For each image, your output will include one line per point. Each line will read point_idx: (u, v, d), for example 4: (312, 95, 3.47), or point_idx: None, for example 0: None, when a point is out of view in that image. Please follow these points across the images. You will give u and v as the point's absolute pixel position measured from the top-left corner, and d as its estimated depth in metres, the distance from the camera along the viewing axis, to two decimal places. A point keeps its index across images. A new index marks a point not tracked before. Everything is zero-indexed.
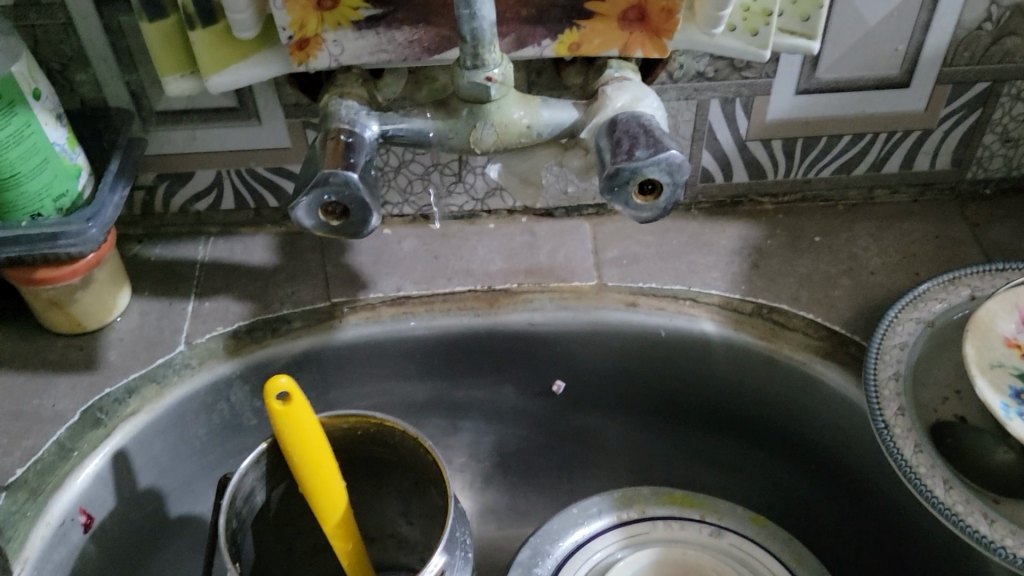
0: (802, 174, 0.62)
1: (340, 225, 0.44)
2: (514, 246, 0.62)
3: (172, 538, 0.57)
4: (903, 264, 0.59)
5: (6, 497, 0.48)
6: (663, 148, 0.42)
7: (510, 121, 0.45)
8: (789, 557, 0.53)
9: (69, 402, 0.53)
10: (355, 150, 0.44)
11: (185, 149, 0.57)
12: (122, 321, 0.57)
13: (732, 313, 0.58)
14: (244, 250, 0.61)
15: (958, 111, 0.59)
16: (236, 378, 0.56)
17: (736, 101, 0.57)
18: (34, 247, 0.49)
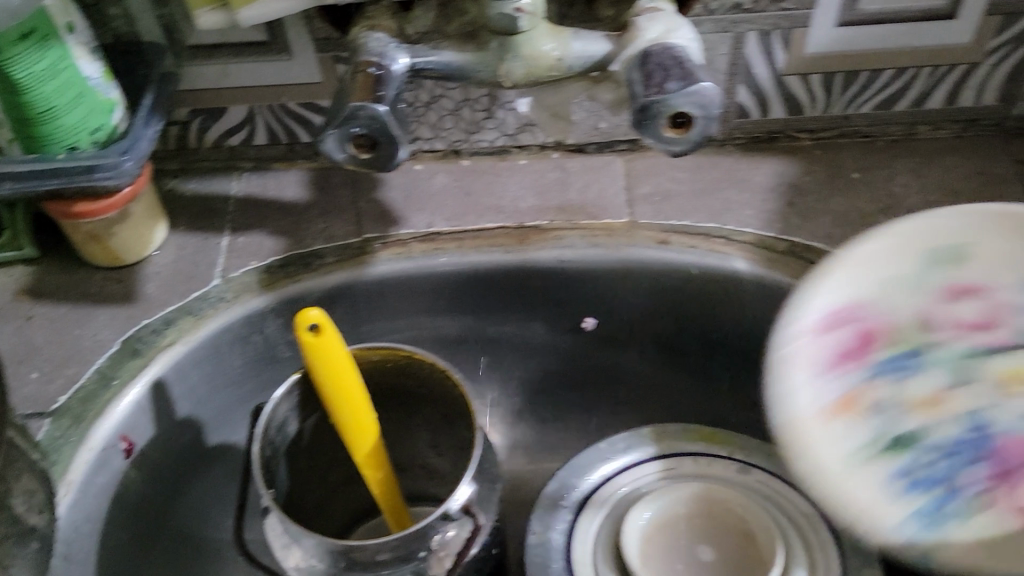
0: (842, 110, 0.61)
1: (369, 157, 0.44)
2: (546, 182, 0.61)
3: (210, 465, 0.59)
4: (943, 202, 0.58)
5: (51, 423, 0.51)
6: (694, 80, 0.41)
7: (541, 55, 0.45)
8: None
9: (108, 333, 0.54)
10: (384, 83, 0.44)
11: (218, 84, 0.57)
12: (158, 255, 0.58)
13: (767, 252, 0.56)
14: (279, 186, 0.62)
15: (1006, 43, 0.57)
16: (270, 311, 0.57)
17: (774, 34, 0.56)
18: (71, 179, 0.49)
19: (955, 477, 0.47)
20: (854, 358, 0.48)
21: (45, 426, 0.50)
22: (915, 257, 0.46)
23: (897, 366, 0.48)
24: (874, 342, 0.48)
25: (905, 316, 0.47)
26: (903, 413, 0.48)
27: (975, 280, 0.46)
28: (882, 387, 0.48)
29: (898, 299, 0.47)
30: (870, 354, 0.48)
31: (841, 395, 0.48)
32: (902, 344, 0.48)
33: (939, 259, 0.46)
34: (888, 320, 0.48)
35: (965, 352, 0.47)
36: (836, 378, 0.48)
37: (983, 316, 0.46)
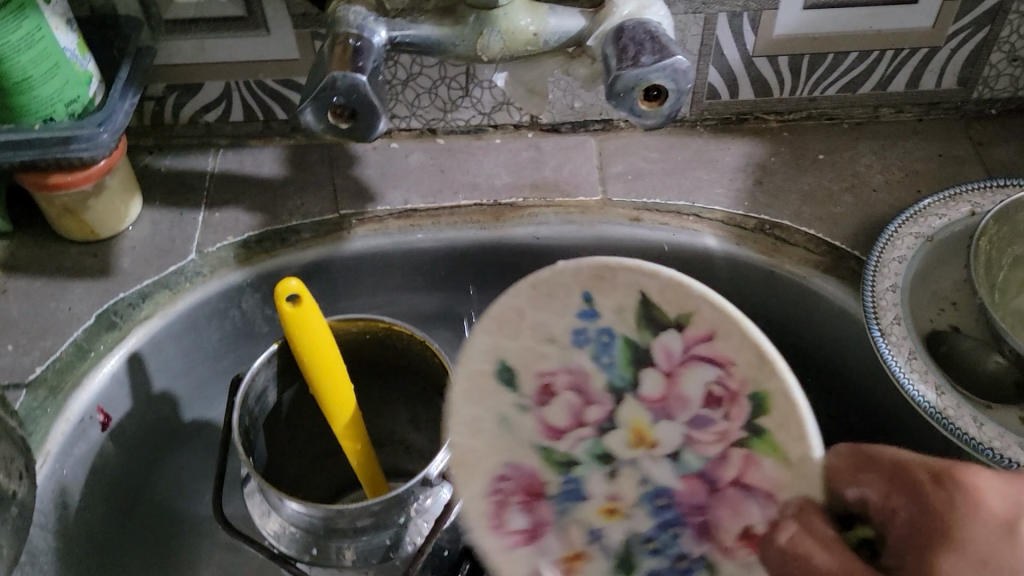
0: (809, 92, 0.62)
1: (349, 127, 0.45)
2: (521, 161, 0.62)
3: (186, 440, 0.59)
4: (905, 181, 0.60)
5: (27, 394, 0.51)
6: (668, 55, 0.42)
7: (518, 29, 0.46)
8: None
9: (85, 306, 0.54)
10: (363, 54, 0.44)
11: (194, 60, 0.57)
12: (134, 230, 0.58)
13: (735, 229, 0.58)
14: (255, 163, 0.62)
15: (967, 28, 0.59)
16: (247, 286, 0.57)
17: (743, 15, 0.57)
18: (47, 150, 0.49)
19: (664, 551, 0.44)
20: (535, 533, 0.44)
21: (21, 397, 0.51)
22: (482, 388, 0.44)
23: (562, 511, 0.45)
24: (536, 498, 0.44)
25: (539, 466, 0.45)
26: (598, 539, 0.44)
27: (538, 381, 0.44)
28: (576, 530, 0.44)
29: (514, 455, 0.44)
30: (530, 505, 0.44)
31: (564, 552, 0.44)
32: (552, 495, 0.45)
33: (515, 409, 0.44)
34: (523, 472, 0.45)
35: (588, 458, 0.46)
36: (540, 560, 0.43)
37: (571, 418, 0.45)
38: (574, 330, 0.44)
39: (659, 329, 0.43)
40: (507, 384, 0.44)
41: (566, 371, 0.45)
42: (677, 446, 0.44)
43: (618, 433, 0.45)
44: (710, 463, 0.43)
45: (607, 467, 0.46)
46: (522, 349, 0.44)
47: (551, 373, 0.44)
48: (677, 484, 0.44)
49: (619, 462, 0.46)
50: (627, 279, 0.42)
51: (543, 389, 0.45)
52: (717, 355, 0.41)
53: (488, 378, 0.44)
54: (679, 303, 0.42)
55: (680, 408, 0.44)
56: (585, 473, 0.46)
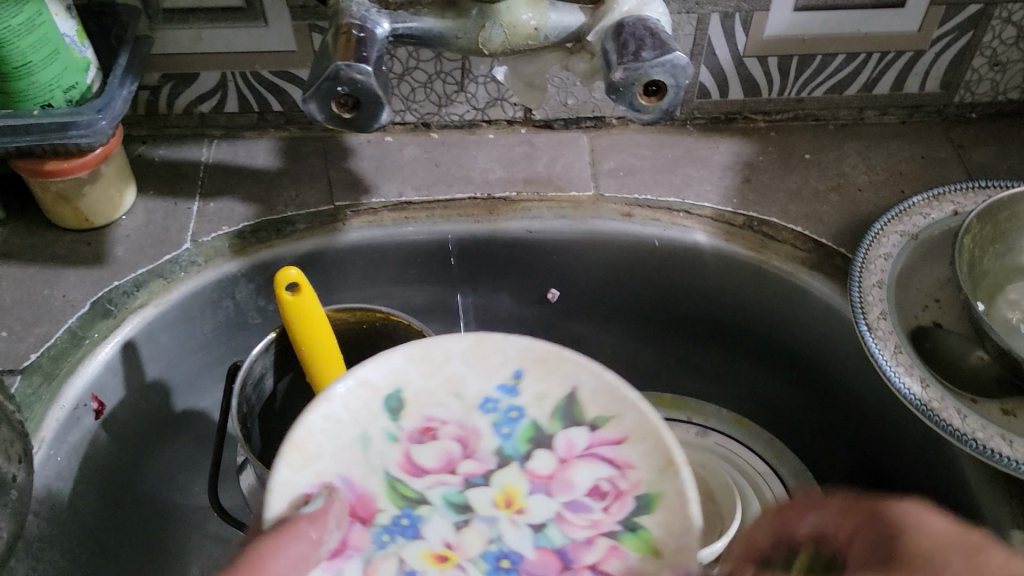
0: (797, 93, 0.64)
1: (351, 117, 0.45)
2: (514, 156, 0.63)
3: (177, 430, 0.59)
4: (889, 182, 0.61)
5: (22, 380, 0.51)
6: (668, 50, 0.43)
7: (519, 23, 0.46)
8: (770, 454, 0.61)
9: (79, 294, 0.54)
10: (367, 44, 0.45)
11: (190, 50, 0.57)
12: (127, 219, 0.58)
13: (724, 225, 0.59)
14: (249, 154, 0.62)
15: (949, 33, 0.60)
16: (242, 276, 0.57)
17: (735, 16, 0.58)
18: (45, 136, 0.49)
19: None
20: (340, 550, 0.41)
21: (16, 383, 0.51)
22: (368, 403, 0.44)
23: (378, 544, 0.41)
24: (361, 523, 0.42)
25: (377, 491, 0.43)
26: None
27: (420, 420, 0.45)
28: (384, 569, 0.40)
29: (353, 473, 0.43)
30: (350, 527, 0.42)
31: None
32: (380, 523, 0.42)
33: (388, 436, 0.44)
34: (357, 492, 0.43)
35: (443, 504, 0.43)
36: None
37: (441, 465, 0.44)
38: (486, 397, 0.45)
39: (570, 422, 0.44)
40: (392, 412, 0.45)
41: (457, 424, 0.45)
42: (547, 519, 0.42)
43: (485, 493, 0.44)
44: (575, 543, 0.41)
45: (457, 519, 0.43)
46: (423, 392, 0.45)
47: (435, 418, 0.45)
48: (530, 555, 0.41)
49: (479, 518, 0.43)
50: (565, 371, 0.45)
51: (426, 427, 0.45)
52: (619, 457, 0.43)
53: (372, 398, 0.45)
54: (603, 403, 0.44)
55: (561, 491, 0.43)
56: (428, 514, 0.43)
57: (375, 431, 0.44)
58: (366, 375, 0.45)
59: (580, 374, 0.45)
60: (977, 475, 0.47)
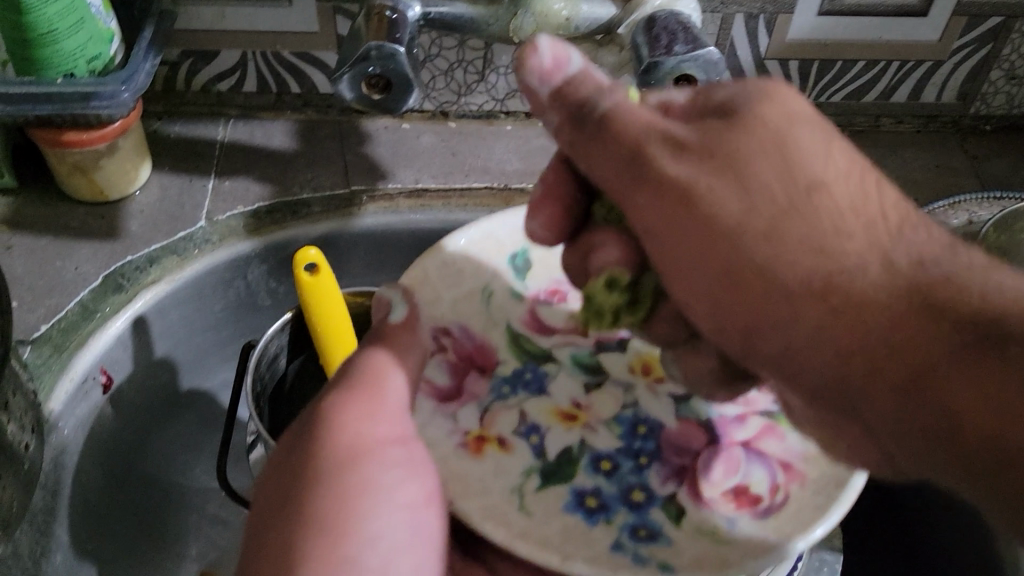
0: (815, 97, 0.64)
1: (380, 99, 0.45)
2: (531, 148, 0.63)
3: (182, 408, 0.59)
4: (904, 189, 0.62)
5: (33, 350, 0.50)
6: (701, 45, 0.44)
7: (551, 12, 0.46)
8: None
9: (91, 267, 0.54)
10: (400, 26, 0.44)
11: (213, 27, 0.57)
12: (142, 194, 0.58)
13: None
14: (266, 135, 0.62)
15: (970, 44, 0.60)
16: (255, 256, 0.57)
17: (760, 17, 0.58)
18: (67, 106, 0.49)
19: (621, 460, 0.44)
20: (457, 398, 0.45)
21: (26, 353, 0.50)
22: (496, 257, 0.51)
23: (500, 395, 0.46)
24: (480, 372, 0.47)
25: (501, 345, 0.49)
26: (538, 428, 0.46)
27: (549, 283, 0.51)
28: (504, 418, 0.45)
29: (475, 325, 0.48)
30: (474, 372, 0.47)
31: (477, 429, 0.44)
32: (502, 374, 0.47)
33: (512, 294, 0.50)
34: (479, 343, 0.48)
35: (570, 363, 0.49)
36: (452, 418, 0.44)
37: (569, 323, 0.50)
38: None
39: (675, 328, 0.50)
40: (518, 270, 0.51)
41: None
42: (683, 392, 0.47)
43: (620, 358, 0.49)
44: (723, 422, 0.45)
45: (587, 380, 0.48)
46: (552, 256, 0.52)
47: (560, 283, 0.51)
48: (672, 424, 0.46)
49: (611, 380, 0.48)
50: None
51: (554, 289, 0.51)
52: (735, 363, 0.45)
53: (502, 255, 0.51)
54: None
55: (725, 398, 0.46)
56: (552, 373, 0.48)
57: (504, 284, 0.50)
58: (494, 230, 0.51)
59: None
60: None
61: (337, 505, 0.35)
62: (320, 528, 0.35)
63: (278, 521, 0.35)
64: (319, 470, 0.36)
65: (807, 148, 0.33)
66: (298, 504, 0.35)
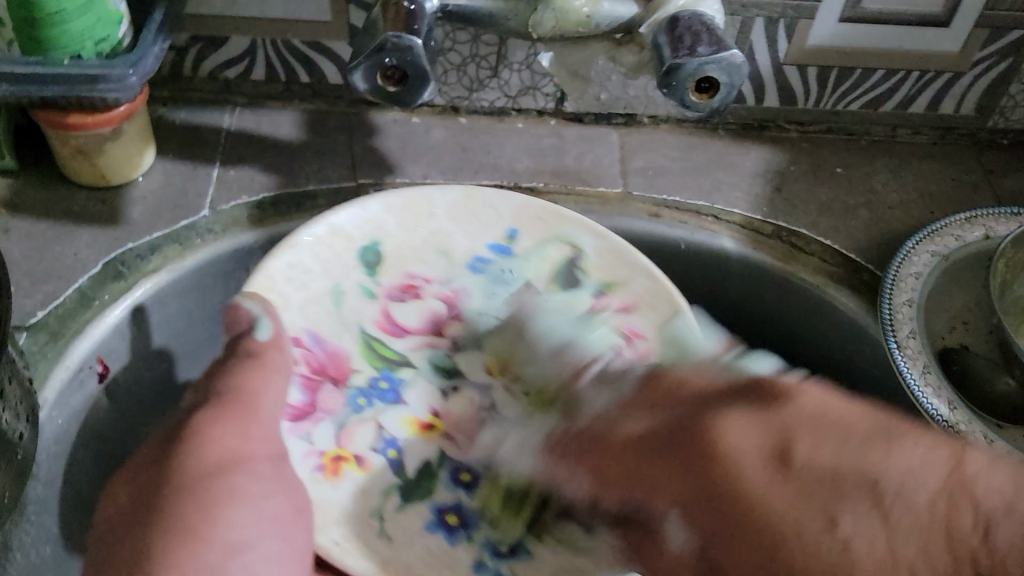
0: (832, 105, 0.63)
1: (395, 91, 0.44)
2: (542, 147, 0.62)
3: (178, 400, 0.58)
4: (920, 202, 0.61)
5: (28, 337, 0.49)
6: (725, 48, 0.43)
7: (572, 8, 0.45)
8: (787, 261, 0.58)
9: (91, 254, 0.53)
10: (417, 17, 0.43)
11: (223, 12, 0.56)
12: (145, 180, 0.57)
13: (752, 233, 0.59)
14: (272, 124, 0.61)
15: (991, 56, 0.59)
16: (258, 248, 0.56)
17: (780, 22, 0.57)
18: (72, 88, 0.48)
19: (492, 496, 0.51)
20: (311, 415, 0.50)
21: (21, 339, 0.49)
22: (347, 252, 0.53)
23: (355, 409, 0.52)
24: (333, 384, 0.52)
25: (354, 350, 0.53)
26: (396, 442, 0.53)
27: (399, 276, 0.54)
28: (359, 434, 0.52)
29: (323, 331, 0.52)
30: (327, 387, 0.52)
31: (333, 449, 0.50)
32: (354, 385, 0.53)
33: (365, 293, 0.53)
34: (330, 351, 0.52)
35: (427, 368, 0.55)
36: (308, 438, 0.50)
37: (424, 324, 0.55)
38: (478, 256, 0.55)
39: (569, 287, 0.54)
40: (370, 266, 0.53)
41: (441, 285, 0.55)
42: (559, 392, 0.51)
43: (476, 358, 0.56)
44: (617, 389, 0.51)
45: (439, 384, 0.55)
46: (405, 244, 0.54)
47: (414, 273, 0.54)
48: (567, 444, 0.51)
49: (470, 385, 0.55)
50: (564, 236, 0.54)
51: (407, 282, 0.54)
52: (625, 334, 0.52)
53: (351, 249, 0.53)
54: (608, 270, 0.54)
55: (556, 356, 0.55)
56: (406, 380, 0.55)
57: (350, 282, 0.53)
58: (342, 226, 0.52)
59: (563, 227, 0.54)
60: None
61: (199, 516, 0.37)
62: (175, 536, 0.36)
63: (130, 538, 0.36)
64: (177, 478, 0.38)
65: (752, 455, 0.30)
66: (160, 509, 0.37)
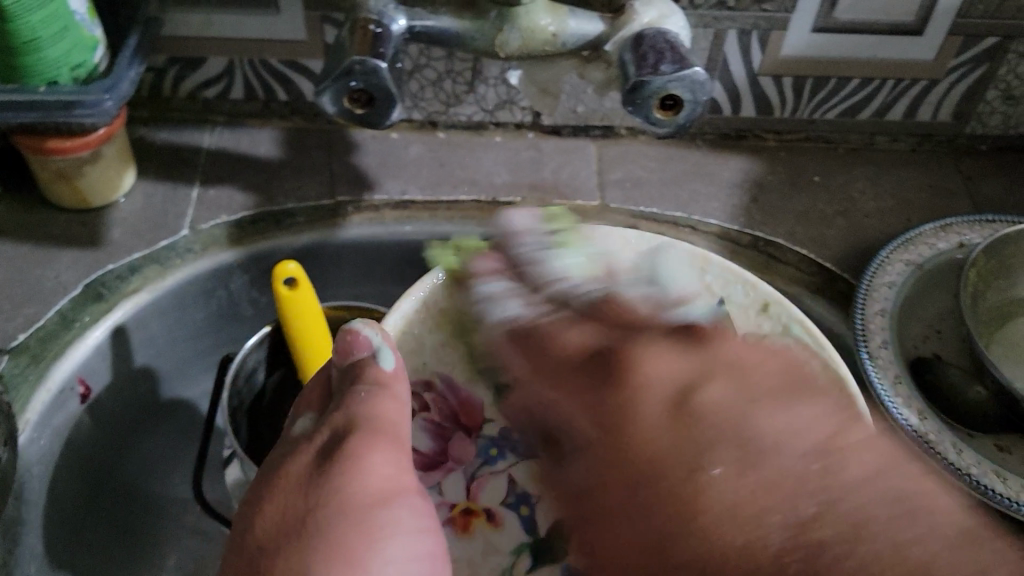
0: (809, 114, 0.63)
1: (363, 113, 0.45)
2: (520, 161, 0.62)
3: (163, 419, 0.59)
4: (897, 210, 0.61)
5: (9, 360, 0.50)
6: (688, 65, 0.43)
7: (537, 27, 0.45)
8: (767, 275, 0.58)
9: (71, 276, 0.54)
10: (383, 41, 0.44)
11: (199, 34, 0.57)
12: (125, 202, 0.57)
13: (728, 244, 0.59)
14: (252, 142, 0.61)
15: (965, 64, 0.60)
16: (237, 266, 0.56)
17: (753, 34, 0.57)
18: (48, 114, 0.48)
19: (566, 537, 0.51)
20: (440, 466, 0.52)
21: (3, 362, 0.50)
22: (427, 283, 0.51)
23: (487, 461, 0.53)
24: (465, 433, 0.53)
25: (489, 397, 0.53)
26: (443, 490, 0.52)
27: (482, 282, 0.50)
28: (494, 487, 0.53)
29: (413, 378, 0.51)
30: (455, 436, 0.53)
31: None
32: (489, 436, 0.53)
33: (452, 327, 0.52)
34: (461, 399, 0.53)
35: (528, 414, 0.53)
36: (438, 491, 0.52)
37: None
38: (656, 265, 0.52)
39: (698, 301, 0.51)
40: (448, 282, 0.51)
41: (575, 285, 0.51)
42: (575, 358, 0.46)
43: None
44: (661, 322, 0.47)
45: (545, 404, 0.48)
46: (492, 267, 0.51)
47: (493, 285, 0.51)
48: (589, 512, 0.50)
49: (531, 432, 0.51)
50: (704, 258, 0.52)
51: (603, 276, 0.49)
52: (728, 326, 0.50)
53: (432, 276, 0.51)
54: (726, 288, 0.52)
55: None
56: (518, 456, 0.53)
57: (434, 301, 0.51)
58: (428, 271, 0.51)
59: (710, 274, 0.52)
60: None
61: (356, 538, 0.33)
62: (320, 553, 0.32)
63: (287, 553, 0.33)
64: (343, 508, 0.34)
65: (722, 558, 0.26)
66: (317, 534, 0.33)
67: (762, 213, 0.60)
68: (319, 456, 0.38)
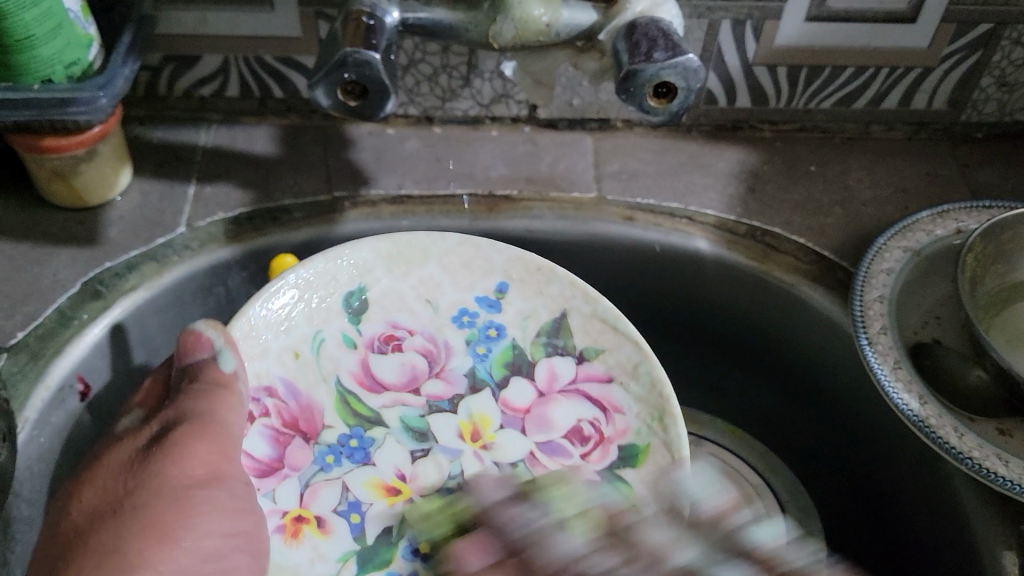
0: (804, 104, 0.63)
1: (357, 105, 0.45)
2: (517, 154, 0.62)
3: None
4: (894, 198, 0.61)
5: (8, 359, 0.50)
6: (681, 53, 0.43)
7: (530, 19, 0.45)
8: (763, 264, 0.58)
9: (69, 273, 0.54)
10: (376, 33, 0.44)
11: (194, 32, 0.57)
12: (122, 200, 0.58)
13: (727, 234, 0.59)
14: (248, 140, 0.61)
15: (959, 51, 0.60)
16: (235, 263, 0.57)
17: (746, 24, 0.57)
18: (44, 112, 0.48)
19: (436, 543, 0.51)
20: (276, 471, 0.51)
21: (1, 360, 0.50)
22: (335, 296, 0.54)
23: (323, 468, 0.52)
24: (303, 439, 0.52)
25: (327, 406, 0.53)
26: (360, 504, 0.52)
27: (385, 326, 0.55)
28: (325, 494, 0.51)
29: (299, 381, 0.53)
30: (295, 443, 0.52)
31: (296, 509, 0.50)
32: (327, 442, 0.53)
33: (343, 345, 0.54)
34: (303, 404, 0.53)
35: (400, 428, 0.54)
36: (270, 497, 0.50)
37: (401, 376, 0.55)
38: (464, 309, 0.56)
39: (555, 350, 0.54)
40: (354, 312, 0.55)
41: (427, 337, 0.55)
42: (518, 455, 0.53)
43: (450, 423, 0.54)
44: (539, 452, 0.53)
45: (415, 449, 0.53)
46: (395, 294, 0.55)
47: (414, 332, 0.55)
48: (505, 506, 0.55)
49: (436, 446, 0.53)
50: (554, 297, 0.55)
51: (391, 333, 0.55)
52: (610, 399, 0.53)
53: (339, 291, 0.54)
54: (591, 335, 0.54)
55: (539, 428, 0.53)
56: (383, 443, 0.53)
57: (327, 330, 0.54)
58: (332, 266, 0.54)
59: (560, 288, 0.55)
60: (971, 494, 0.48)
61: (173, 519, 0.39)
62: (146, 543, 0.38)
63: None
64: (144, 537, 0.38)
65: None
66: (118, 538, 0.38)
67: (759, 204, 0.60)
68: (142, 448, 0.43)
